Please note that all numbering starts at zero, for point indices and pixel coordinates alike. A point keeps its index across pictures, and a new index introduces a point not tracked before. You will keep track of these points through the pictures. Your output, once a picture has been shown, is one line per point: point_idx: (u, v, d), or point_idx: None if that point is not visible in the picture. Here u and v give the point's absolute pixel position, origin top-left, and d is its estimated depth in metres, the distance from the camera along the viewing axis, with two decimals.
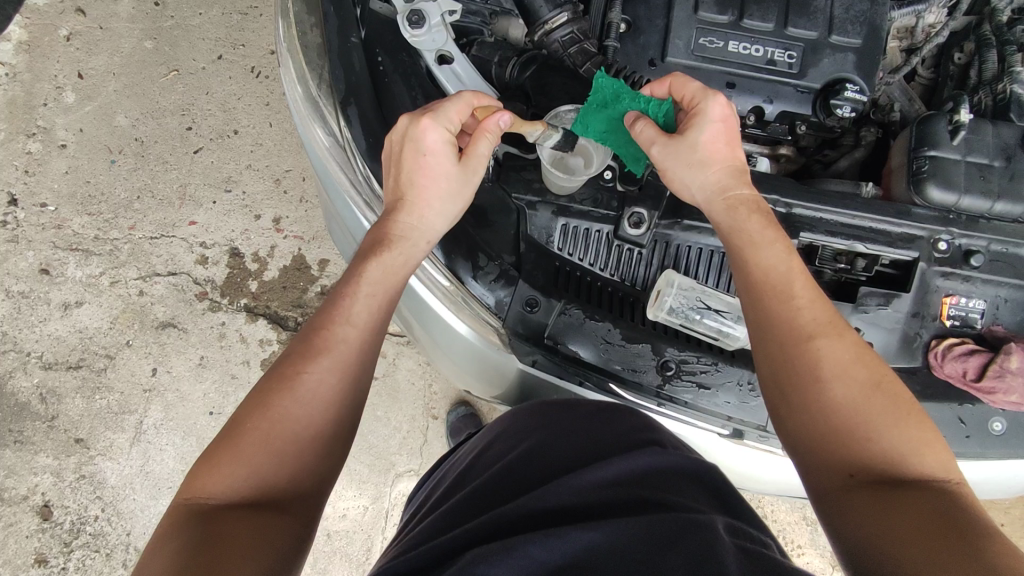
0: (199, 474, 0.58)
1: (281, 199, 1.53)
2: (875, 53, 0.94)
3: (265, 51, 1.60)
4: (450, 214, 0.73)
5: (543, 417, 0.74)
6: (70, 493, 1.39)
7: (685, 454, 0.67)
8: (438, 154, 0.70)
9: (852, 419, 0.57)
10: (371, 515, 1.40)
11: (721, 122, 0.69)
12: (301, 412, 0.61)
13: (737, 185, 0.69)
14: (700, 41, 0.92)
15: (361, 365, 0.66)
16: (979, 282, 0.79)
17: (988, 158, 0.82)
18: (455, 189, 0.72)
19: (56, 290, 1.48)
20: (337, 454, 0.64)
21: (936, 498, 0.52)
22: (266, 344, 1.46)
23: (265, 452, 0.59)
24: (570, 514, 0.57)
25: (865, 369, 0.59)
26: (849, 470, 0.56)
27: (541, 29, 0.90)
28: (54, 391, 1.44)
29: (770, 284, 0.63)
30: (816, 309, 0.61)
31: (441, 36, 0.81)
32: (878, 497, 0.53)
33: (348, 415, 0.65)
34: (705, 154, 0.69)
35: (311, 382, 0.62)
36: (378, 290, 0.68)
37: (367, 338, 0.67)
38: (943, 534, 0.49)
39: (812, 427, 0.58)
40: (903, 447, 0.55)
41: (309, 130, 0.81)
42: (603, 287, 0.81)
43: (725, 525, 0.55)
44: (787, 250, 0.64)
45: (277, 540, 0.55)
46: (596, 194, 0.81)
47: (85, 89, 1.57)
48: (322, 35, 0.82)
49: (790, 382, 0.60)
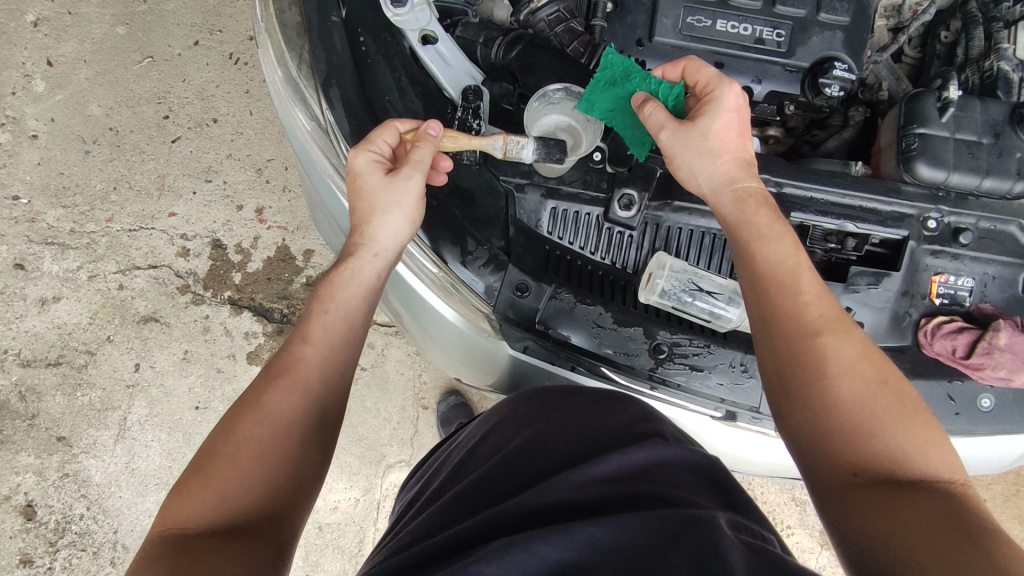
0: (172, 504, 0.56)
1: (264, 189, 1.50)
2: (863, 31, 0.93)
3: (243, 37, 1.56)
4: (394, 225, 0.70)
5: (538, 409, 0.73)
6: (54, 492, 1.36)
7: (684, 446, 0.67)
8: (366, 173, 0.70)
9: (857, 416, 0.57)
10: (363, 507, 1.39)
11: (735, 112, 0.69)
12: (274, 430, 0.61)
13: (746, 177, 0.68)
14: (687, 20, 0.91)
15: (325, 383, 0.65)
16: (967, 260, 0.79)
17: (977, 134, 0.81)
18: (388, 200, 0.70)
19: (32, 285, 1.44)
20: (315, 468, 0.63)
21: (939, 498, 0.52)
22: (251, 337, 1.44)
23: (243, 473, 0.58)
24: (569, 511, 0.56)
25: (871, 366, 0.58)
26: (852, 468, 0.56)
27: (527, 8, 0.88)
28: (33, 388, 1.40)
29: (776, 277, 0.62)
30: (823, 304, 0.61)
31: (425, 15, 0.79)
32: (882, 497, 0.53)
33: (320, 429, 0.64)
34: (716, 144, 0.69)
35: (273, 404, 0.62)
36: (329, 303, 0.67)
37: (330, 355, 0.66)
38: (949, 535, 0.49)
39: (814, 423, 0.58)
40: (908, 447, 0.55)
41: (287, 112, 0.77)
42: (594, 270, 0.80)
43: (726, 520, 0.55)
44: (794, 245, 0.64)
45: (257, 562, 0.54)
46: (585, 176, 0.80)
47: (55, 77, 1.52)
48: (300, 13, 0.79)
49: (794, 378, 0.59)
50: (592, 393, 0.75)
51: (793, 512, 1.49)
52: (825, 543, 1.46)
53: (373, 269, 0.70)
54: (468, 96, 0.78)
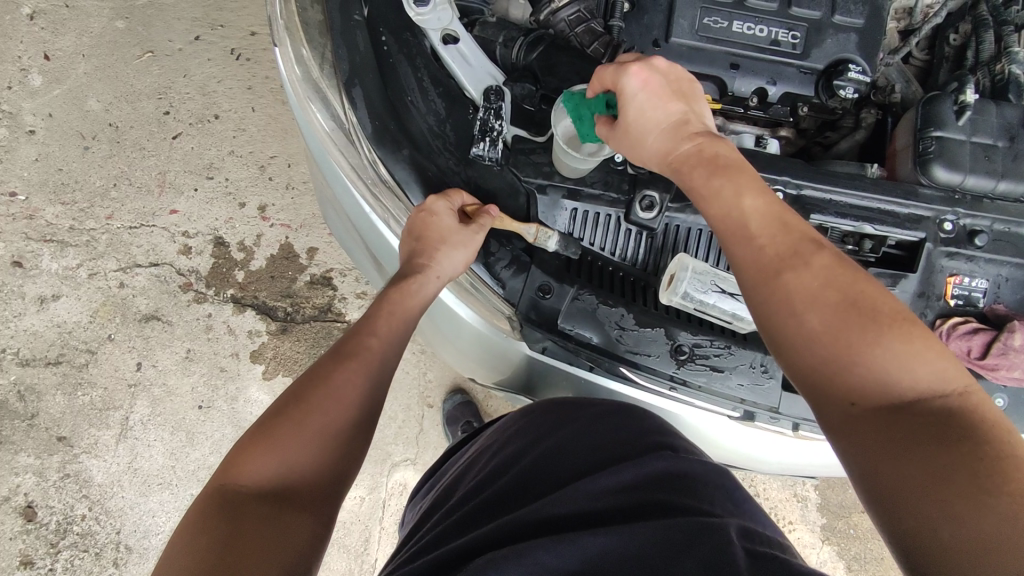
0: (237, 457, 0.58)
1: (267, 186, 1.49)
2: (877, 34, 0.94)
3: (245, 32, 1.54)
4: (456, 261, 0.75)
5: (559, 418, 0.75)
6: (54, 493, 1.35)
7: (698, 458, 0.68)
8: (443, 214, 0.74)
9: (838, 348, 0.53)
10: (368, 506, 1.38)
11: (639, 93, 0.65)
12: (336, 406, 0.63)
13: (681, 141, 0.65)
14: (704, 21, 0.91)
15: (384, 371, 0.68)
16: (982, 261, 0.80)
17: (992, 138, 0.83)
18: (459, 240, 0.74)
19: (30, 283, 1.42)
20: (363, 441, 0.65)
21: (940, 423, 0.50)
22: (255, 335, 1.43)
23: (300, 441, 0.60)
24: (584, 520, 0.57)
25: (837, 290, 0.54)
26: (847, 399, 0.53)
27: (547, 8, 0.87)
28: (33, 388, 1.38)
29: (729, 227, 0.60)
30: (778, 240, 0.57)
31: (447, 15, 0.79)
32: (883, 429, 0.51)
33: (374, 412, 0.67)
34: (647, 137, 0.67)
35: (342, 381, 0.64)
36: (397, 310, 0.72)
37: (388, 351, 0.70)
38: (957, 471, 0.47)
39: (802, 361, 0.55)
40: (898, 368, 0.51)
41: (305, 111, 0.79)
42: (614, 272, 0.81)
43: (737, 531, 0.55)
44: (737, 193, 0.60)
45: (302, 535, 0.56)
46: (607, 177, 0.80)
47: (53, 71, 1.50)
48: (322, 11, 0.79)
49: (770, 322, 0.57)
50: (605, 405, 0.76)
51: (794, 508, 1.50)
52: (826, 538, 1.47)
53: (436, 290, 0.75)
54: (490, 96, 0.78)
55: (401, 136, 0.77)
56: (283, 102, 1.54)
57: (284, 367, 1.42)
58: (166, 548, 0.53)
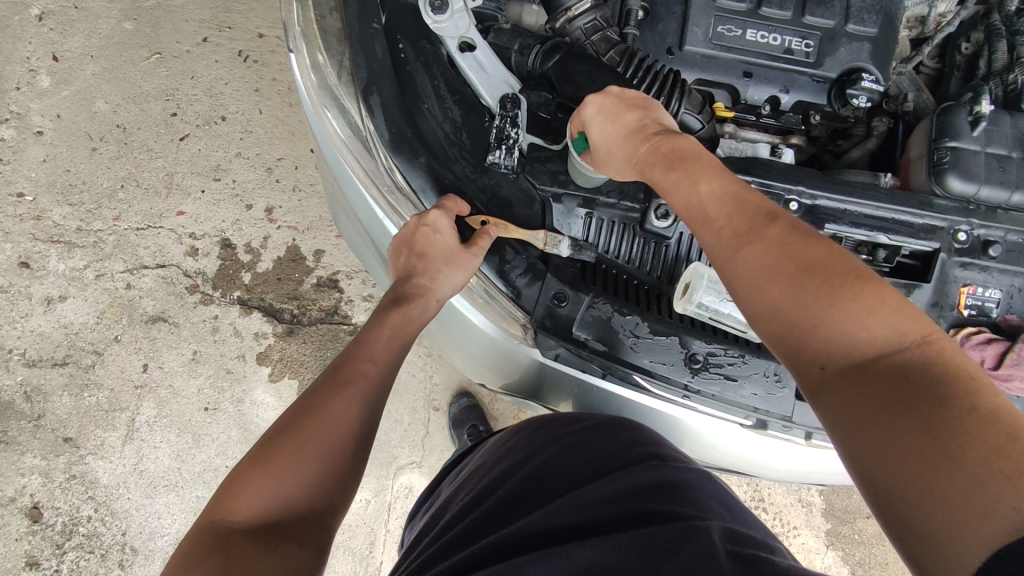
0: (228, 493, 0.58)
1: (274, 188, 1.49)
2: (890, 43, 0.94)
3: (252, 34, 1.54)
4: (454, 282, 0.76)
5: (549, 434, 0.78)
6: (60, 494, 1.35)
7: (685, 467, 0.71)
8: (446, 233, 0.75)
9: (799, 316, 0.50)
10: (373, 509, 1.38)
11: (593, 114, 0.70)
12: (329, 433, 0.63)
13: (636, 144, 0.65)
14: (718, 29, 0.91)
15: (378, 399, 0.69)
16: (995, 271, 0.80)
17: (1007, 149, 0.84)
18: (458, 261, 0.75)
19: (37, 284, 1.42)
20: (358, 464, 0.65)
21: (913, 382, 0.46)
22: (261, 337, 1.43)
23: (294, 470, 0.60)
24: (573, 531, 0.60)
25: (793, 256, 0.51)
26: (819, 363, 0.50)
27: (564, 16, 0.88)
28: (39, 389, 1.38)
29: (688, 207, 0.58)
30: (731, 215, 0.55)
31: (464, 22, 0.80)
32: (854, 395, 0.48)
33: (370, 435, 0.67)
34: (611, 149, 0.68)
35: (335, 409, 0.65)
36: (395, 331, 0.74)
37: (384, 375, 0.71)
38: (932, 437, 0.43)
39: (772, 332, 0.52)
40: (860, 328, 0.48)
41: (320, 117, 0.79)
42: (628, 280, 0.82)
43: (721, 534, 0.57)
44: (693, 180, 0.58)
45: (293, 565, 0.56)
46: (622, 185, 0.81)
47: (61, 72, 1.50)
48: (341, 19, 0.80)
49: (736, 297, 0.55)
50: (596, 418, 0.79)
51: (798, 513, 1.50)
52: (831, 544, 1.47)
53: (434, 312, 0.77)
54: (506, 105, 0.80)
55: (417, 143, 0.78)
56: (292, 104, 1.54)
57: (290, 369, 1.42)
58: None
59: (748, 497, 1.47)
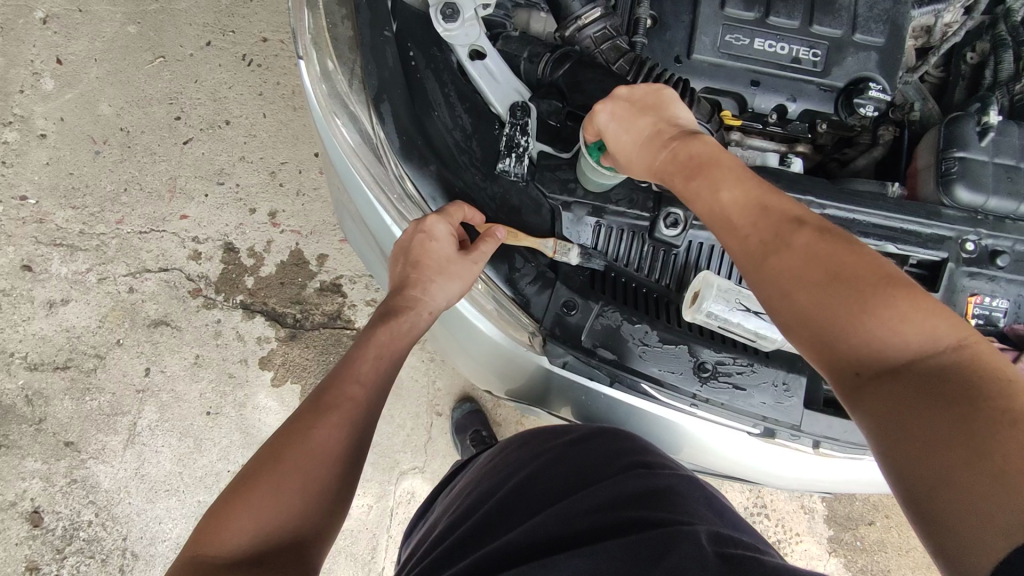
0: (212, 528, 0.57)
1: (277, 192, 1.48)
2: (896, 53, 0.95)
3: (256, 39, 1.54)
4: (451, 292, 0.75)
5: (543, 444, 0.79)
6: (61, 499, 1.34)
7: (673, 474, 0.71)
8: (443, 241, 0.74)
9: (829, 322, 0.50)
10: (375, 514, 1.38)
11: (611, 121, 0.69)
12: (312, 461, 0.62)
13: (654, 150, 0.64)
14: (726, 38, 0.92)
15: (368, 418, 0.68)
16: (1003, 281, 0.81)
17: (1014, 159, 0.85)
18: (457, 270, 0.75)
19: (40, 287, 1.41)
20: (347, 486, 0.64)
21: (944, 383, 0.46)
22: (264, 342, 1.42)
23: (276, 499, 0.59)
24: (562, 541, 0.60)
25: (824, 262, 0.51)
26: (852, 368, 0.50)
27: (574, 24, 0.87)
28: (40, 393, 1.37)
29: (714, 213, 0.58)
30: (760, 222, 0.55)
31: (475, 30, 0.81)
32: (888, 399, 0.48)
33: (358, 455, 0.66)
34: (628, 154, 0.67)
35: (321, 433, 0.63)
36: (384, 350, 0.72)
37: (370, 395, 0.69)
38: (962, 436, 0.43)
39: (802, 338, 0.52)
40: (892, 333, 0.48)
41: (329, 124, 0.78)
42: (638, 288, 0.82)
43: (708, 536, 0.57)
44: (715, 188, 0.58)
45: None
46: (632, 195, 0.82)
47: (65, 75, 1.50)
48: (353, 28, 0.80)
49: (766, 304, 0.54)
50: (584, 428, 0.79)
51: (801, 520, 1.50)
52: (833, 550, 1.47)
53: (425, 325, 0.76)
54: (517, 112, 0.81)
55: (427, 151, 0.78)
56: (295, 108, 1.54)
57: (292, 374, 1.42)
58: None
59: (750, 503, 1.46)
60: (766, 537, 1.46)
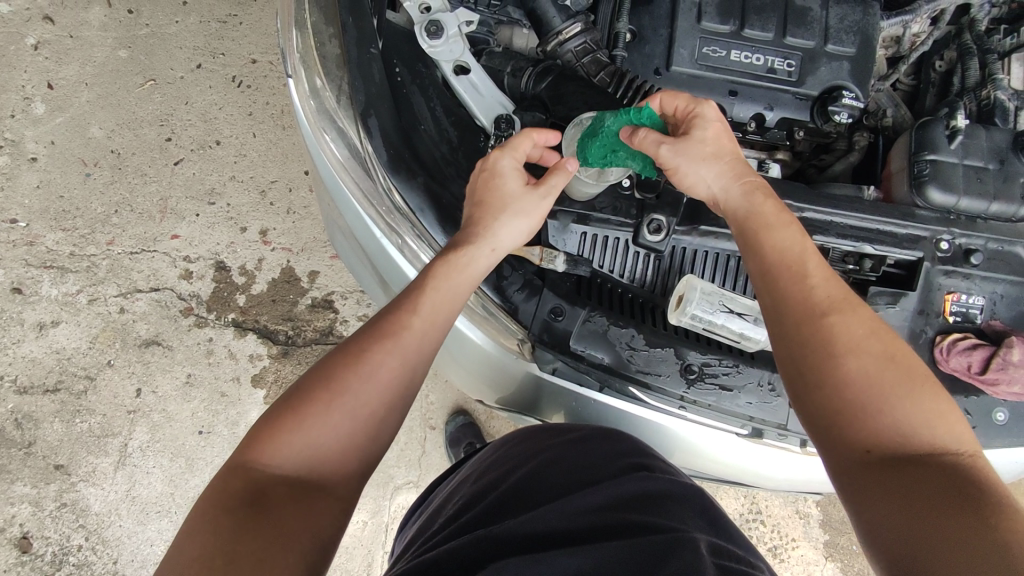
0: (261, 439, 0.57)
1: (268, 211, 1.50)
2: (867, 62, 0.98)
3: (246, 60, 1.57)
4: (516, 229, 0.72)
5: (539, 444, 0.80)
6: (50, 523, 1.32)
7: (671, 479, 0.72)
8: (507, 176, 0.73)
9: (867, 394, 0.55)
10: (370, 530, 1.37)
11: (718, 120, 0.71)
12: (367, 390, 0.60)
13: (749, 172, 0.70)
14: (703, 50, 0.95)
15: (424, 352, 0.64)
16: (978, 279, 0.83)
17: (983, 160, 0.87)
18: (523, 205, 0.72)
19: (29, 309, 1.41)
20: (394, 419, 0.63)
21: (948, 476, 0.52)
22: (256, 359, 1.42)
23: (326, 424, 0.58)
24: (557, 538, 0.60)
25: (879, 342, 0.57)
26: (865, 446, 0.55)
27: (555, 38, 0.90)
28: (30, 416, 1.36)
29: (781, 263, 0.62)
30: (830, 285, 0.60)
31: (458, 47, 0.84)
32: (893, 478, 0.52)
33: (410, 389, 0.64)
34: (715, 148, 0.70)
35: (375, 362, 0.61)
36: (446, 279, 0.67)
37: (433, 327, 0.66)
38: (960, 516, 0.49)
39: (826, 402, 0.56)
40: (919, 424, 0.54)
41: (319, 140, 0.81)
42: (624, 293, 0.84)
43: (707, 546, 0.59)
44: (799, 230, 0.64)
45: (324, 523, 0.56)
46: (615, 202, 0.84)
47: (56, 100, 1.51)
48: (340, 45, 0.81)
49: (806, 360, 0.58)
50: (582, 430, 0.80)
51: (796, 526, 1.51)
52: (829, 554, 1.47)
53: (488, 262, 0.71)
54: (501, 125, 0.84)
55: (414, 163, 0.80)
56: (285, 127, 1.55)
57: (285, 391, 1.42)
58: (174, 538, 0.52)
59: (745, 510, 1.47)
60: (762, 543, 1.46)
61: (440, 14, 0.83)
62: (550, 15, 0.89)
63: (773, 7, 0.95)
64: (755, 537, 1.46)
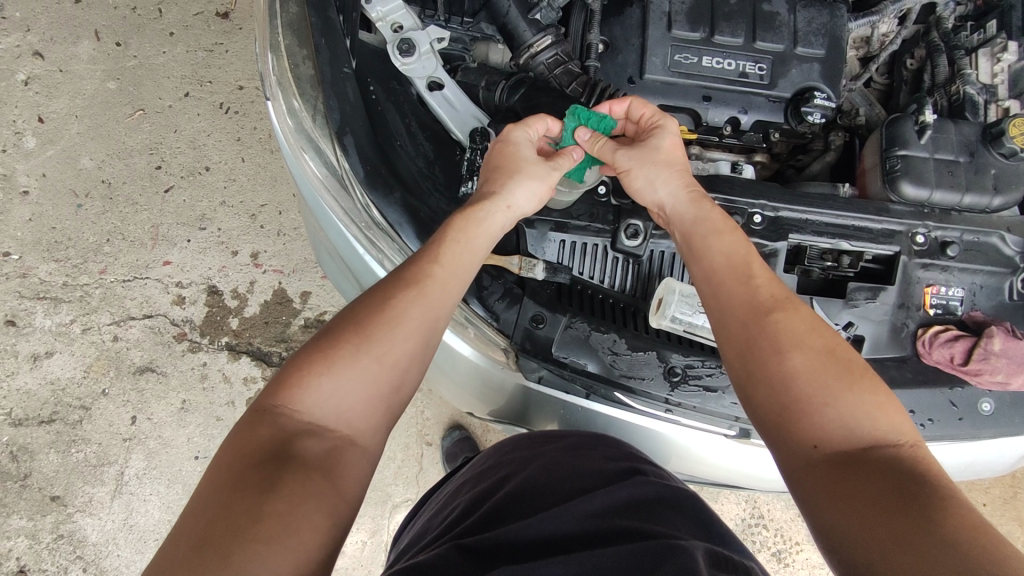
0: (285, 386, 0.57)
1: (258, 233, 1.51)
2: (837, 63, 1.00)
3: (232, 87, 1.59)
4: (531, 190, 0.74)
5: (529, 454, 0.79)
6: (47, 555, 1.31)
7: (663, 484, 0.71)
8: (523, 144, 0.77)
9: (812, 391, 0.56)
10: (370, 549, 1.36)
11: (677, 134, 0.78)
12: (390, 333, 0.60)
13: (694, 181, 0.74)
14: (675, 58, 0.97)
15: (444, 299, 0.65)
16: (955, 270, 0.84)
17: (954, 154, 0.89)
18: (536, 170, 0.75)
19: (23, 341, 1.42)
20: (416, 366, 0.62)
21: (896, 470, 0.51)
22: (250, 382, 1.42)
23: (348, 368, 0.58)
24: (546, 544, 0.59)
25: (821, 339, 0.59)
26: (812, 442, 0.54)
27: (526, 52, 0.92)
28: (25, 448, 1.36)
29: (726, 267, 0.65)
30: (772, 286, 0.62)
31: (431, 63, 0.88)
32: (841, 476, 0.52)
33: (432, 337, 0.64)
34: (667, 155, 0.75)
35: (396, 304, 0.61)
36: (461, 232, 0.68)
37: (451, 276, 0.66)
38: (904, 509, 0.48)
39: (774, 399, 0.57)
40: (864, 419, 0.54)
41: (298, 158, 0.82)
42: (605, 298, 0.85)
43: (704, 554, 0.56)
44: (742, 237, 0.67)
45: (349, 470, 0.56)
46: (592, 209, 0.85)
47: (46, 133, 1.53)
48: (313, 66, 0.82)
49: (752, 359, 0.59)
50: (573, 437, 0.80)
51: (800, 529, 1.49)
52: None
53: (503, 219, 0.72)
54: (476, 138, 0.84)
55: (392, 179, 0.81)
56: (273, 151, 1.57)
57: None
58: (192, 496, 0.50)
59: (748, 515, 1.46)
60: (766, 548, 1.45)
61: (411, 32, 0.87)
62: (521, 30, 0.91)
63: (742, 14, 0.97)
64: (759, 541, 1.45)
